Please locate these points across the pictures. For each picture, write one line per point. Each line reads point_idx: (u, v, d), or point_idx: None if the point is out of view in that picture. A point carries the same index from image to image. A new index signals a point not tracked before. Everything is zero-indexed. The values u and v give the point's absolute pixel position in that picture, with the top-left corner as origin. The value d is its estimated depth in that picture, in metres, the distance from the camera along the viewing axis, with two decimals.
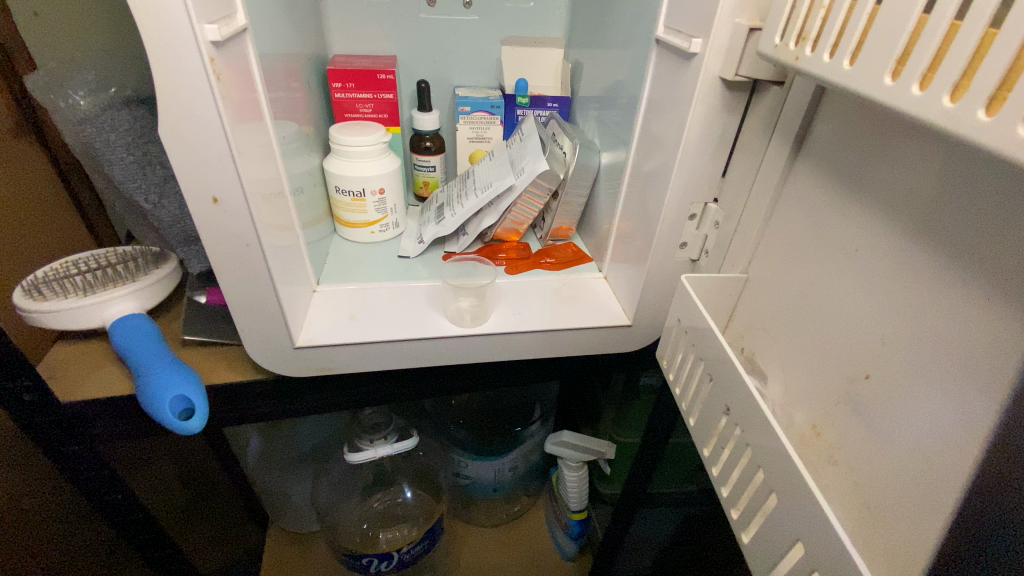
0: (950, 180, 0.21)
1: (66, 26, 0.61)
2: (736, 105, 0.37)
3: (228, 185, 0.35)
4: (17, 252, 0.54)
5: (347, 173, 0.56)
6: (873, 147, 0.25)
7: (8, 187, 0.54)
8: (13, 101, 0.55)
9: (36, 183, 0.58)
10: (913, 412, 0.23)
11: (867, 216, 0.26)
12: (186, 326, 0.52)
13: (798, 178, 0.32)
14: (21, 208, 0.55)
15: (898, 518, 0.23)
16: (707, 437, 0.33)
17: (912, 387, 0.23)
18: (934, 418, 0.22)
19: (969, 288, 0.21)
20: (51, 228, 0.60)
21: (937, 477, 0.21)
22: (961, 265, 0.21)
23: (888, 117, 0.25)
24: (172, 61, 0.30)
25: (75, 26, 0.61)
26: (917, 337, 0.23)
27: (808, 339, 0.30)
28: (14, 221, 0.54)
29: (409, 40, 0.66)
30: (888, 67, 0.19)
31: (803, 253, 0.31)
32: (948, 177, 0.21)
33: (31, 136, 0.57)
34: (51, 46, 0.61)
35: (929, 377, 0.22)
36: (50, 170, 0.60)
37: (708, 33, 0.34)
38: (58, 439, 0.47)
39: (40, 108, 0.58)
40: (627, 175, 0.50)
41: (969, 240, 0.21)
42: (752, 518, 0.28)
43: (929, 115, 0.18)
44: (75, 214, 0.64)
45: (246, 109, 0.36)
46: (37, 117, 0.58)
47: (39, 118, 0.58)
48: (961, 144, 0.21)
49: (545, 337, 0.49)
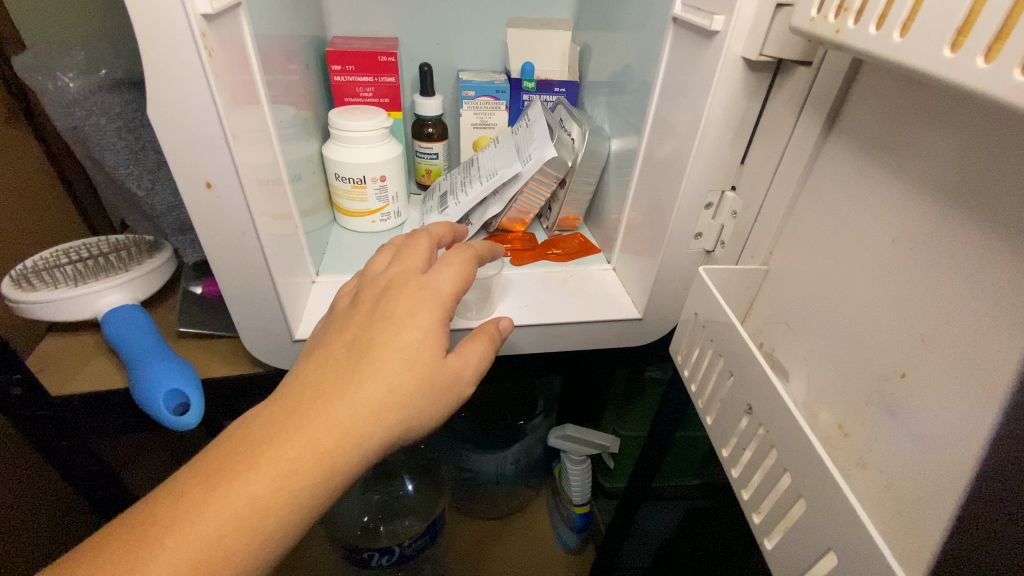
0: (1011, 162, 0.19)
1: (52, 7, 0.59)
2: (759, 87, 0.35)
3: (223, 170, 0.33)
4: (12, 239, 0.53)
5: (347, 159, 0.54)
6: (921, 130, 0.23)
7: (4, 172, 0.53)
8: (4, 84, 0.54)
9: (29, 169, 0.56)
10: (958, 417, 0.21)
11: (905, 202, 0.25)
12: (181, 317, 0.50)
13: (828, 164, 0.30)
14: (16, 195, 0.55)
15: (934, 530, 0.22)
16: (727, 436, 0.32)
17: (954, 390, 0.22)
18: (982, 426, 0.20)
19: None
20: (40, 214, 0.58)
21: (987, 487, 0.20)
22: (1013, 258, 0.19)
23: (932, 95, 0.23)
24: (161, 35, 0.28)
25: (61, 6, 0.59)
26: (960, 338, 0.22)
27: (836, 334, 0.29)
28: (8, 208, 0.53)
29: (412, 21, 0.64)
30: (948, 38, 0.18)
31: (833, 244, 0.29)
32: (1003, 162, 0.20)
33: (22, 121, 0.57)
34: (40, 28, 0.59)
35: (976, 380, 0.21)
36: (43, 157, 0.59)
37: (731, 10, 0.32)
38: (49, 434, 0.45)
39: (31, 93, 0.57)
40: (638, 163, 0.48)
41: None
42: (779, 522, 0.27)
43: (999, 90, 0.16)
44: (66, 202, 0.62)
45: (241, 89, 0.34)
46: (28, 101, 0.57)
47: (30, 103, 0.57)
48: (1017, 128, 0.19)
49: (552, 331, 0.48)
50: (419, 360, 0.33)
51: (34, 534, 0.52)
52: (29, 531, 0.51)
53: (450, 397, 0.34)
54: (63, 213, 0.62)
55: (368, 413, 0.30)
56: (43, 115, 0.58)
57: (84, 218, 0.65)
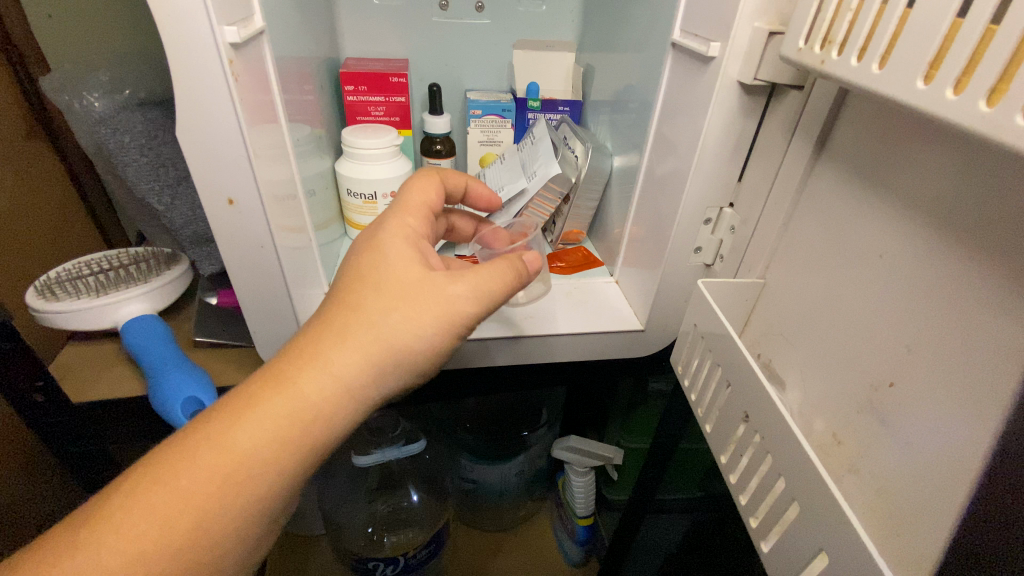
0: (982, 185, 0.21)
1: (78, 30, 0.62)
2: (754, 109, 0.36)
3: (244, 187, 0.35)
4: (27, 247, 0.56)
5: (358, 176, 0.56)
6: (904, 153, 0.25)
7: (21, 185, 0.56)
8: (26, 102, 0.57)
9: (45, 182, 0.59)
10: (942, 423, 0.23)
11: (890, 220, 0.26)
12: (197, 327, 0.52)
13: (818, 183, 0.32)
14: (33, 206, 0.57)
15: (920, 531, 0.23)
16: (725, 443, 0.33)
17: (938, 397, 0.23)
18: (961, 431, 0.22)
19: (996, 298, 0.21)
20: (57, 227, 0.61)
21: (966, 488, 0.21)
22: (986, 274, 0.21)
23: (912, 120, 0.24)
24: (191, 61, 0.30)
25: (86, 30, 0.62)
26: (941, 349, 0.23)
27: (829, 345, 0.30)
28: (26, 218, 0.56)
29: (422, 43, 0.67)
30: (920, 72, 0.19)
31: (825, 260, 0.31)
32: (974, 185, 0.21)
33: (42, 136, 0.60)
34: (63, 47, 0.62)
35: (957, 389, 0.22)
36: (60, 170, 0.62)
37: (727, 37, 0.34)
38: (69, 440, 0.46)
39: (52, 110, 0.60)
40: (640, 179, 0.50)
41: (994, 250, 0.21)
42: (774, 526, 0.28)
43: (966, 120, 0.17)
44: (81, 214, 0.65)
45: (262, 109, 0.36)
46: (48, 118, 0.60)
47: (50, 119, 0.60)
48: (989, 154, 0.21)
49: (557, 342, 0.49)
50: (385, 280, 0.34)
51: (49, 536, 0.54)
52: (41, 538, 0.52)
53: (441, 318, 0.34)
54: (79, 226, 0.65)
55: (342, 334, 0.33)
56: (62, 131, 0.61)
57: (99, 230, 0.68)
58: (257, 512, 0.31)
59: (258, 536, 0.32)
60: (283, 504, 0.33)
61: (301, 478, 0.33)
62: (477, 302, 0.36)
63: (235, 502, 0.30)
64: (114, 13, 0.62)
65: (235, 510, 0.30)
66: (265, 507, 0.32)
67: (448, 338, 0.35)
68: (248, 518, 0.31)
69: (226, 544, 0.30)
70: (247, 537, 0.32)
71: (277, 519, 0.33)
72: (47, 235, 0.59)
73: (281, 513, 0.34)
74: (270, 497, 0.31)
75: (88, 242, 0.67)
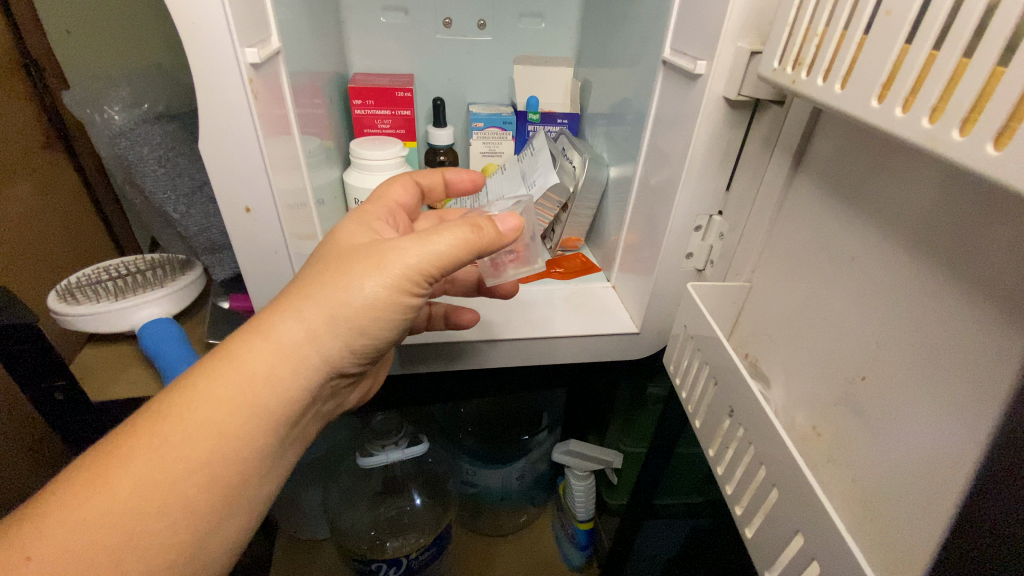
0: (938, 194, 0.24)
1: (97, 46, 0.64)
2: (739, 122, 0.39)
3: (261, 196, 0.37)
4: (44, 254, 0.58)
5: (366, 185, 0.59)
6: (872, 167, 0.28)
7: (39, 194, 0.58)
8: (46, 115, 0.60)
9: (61, 190, 0.62)
10: (906, 410, 0.25)
11: (861, 227, 0.29)
12: (211, 330, 0.54)
13: (799, 193, 0.34)
14: (51, 214, 0.60)
15: (892, 510, 0.25)
16: (712, 437, 0.35)
17: (903, 386, 0.25)
18: (923, 415, 0.24)
19: (951, 295, 0.23)
20: (75, 234, 0.64)
21: (928, 466, 0.23)
22: (942, 274, 0.24)
23: (877, 137, 0.27)
24: (214, 80, 0.32)
25: (104, 46, 0.65)
26: (905, 344, 0.25)
27: (810, 344, 0.32)
28: (44, 226, 0.58)
29: (426, 59, 0.69)
30: (874, 91, 0.21)
31: (805, 265, 0.33)
32: (931, 195, 0.24)
33: (59, 146, 0.62)
34: (81, 62, 0.64)
35: (919, 378, 0.24)
36: (76, 179, 0.65)
37: (713, 56, 0.36)
38: (88, 439, 0.48)
39: (69, 121, 0.63)
40: (635, 189, 0.52)
41: (949, 252, 0.23)
42: (757, 513, 0.30)
43: (913, 135, 0.20)
44: (95, 221, 0.68)
45: (277, 123, 0.39)
46: (66, 129, 0.63)
47: (67, 130, 0.63)
48: (943, 167, 0.23)
49: (556, 345, 0.51)
50: (337, 254, 0.38)
51: None
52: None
53: (384, 267, 0.36)
54: (94, 231, 0.68)
55: (295, 298, 0.36)
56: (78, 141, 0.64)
57: (113, 235, 0.71)
58: (209, 480, 0.31)
59: (215, 514, 0.32)
60: (240, 477, 0.33)
61: (256, 449, 0.33)
62: (420, 250, 0.37)
63: (183, 466, 0.30)
64: (131, 30, 0.65)
65: (184, 476, 0.30)
66: (217, 474, 0.32)
67: (393, 289, 0.36)
68: (199, 486, 0.31)
69: (176, 517, 0.30)
70: (200, 512, 0.31)
71: (237, 497, 0.33)
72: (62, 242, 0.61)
73: (241, 493, 0.33)
74: (221, 461, 0.32)
75: (102, 248, 0.69)
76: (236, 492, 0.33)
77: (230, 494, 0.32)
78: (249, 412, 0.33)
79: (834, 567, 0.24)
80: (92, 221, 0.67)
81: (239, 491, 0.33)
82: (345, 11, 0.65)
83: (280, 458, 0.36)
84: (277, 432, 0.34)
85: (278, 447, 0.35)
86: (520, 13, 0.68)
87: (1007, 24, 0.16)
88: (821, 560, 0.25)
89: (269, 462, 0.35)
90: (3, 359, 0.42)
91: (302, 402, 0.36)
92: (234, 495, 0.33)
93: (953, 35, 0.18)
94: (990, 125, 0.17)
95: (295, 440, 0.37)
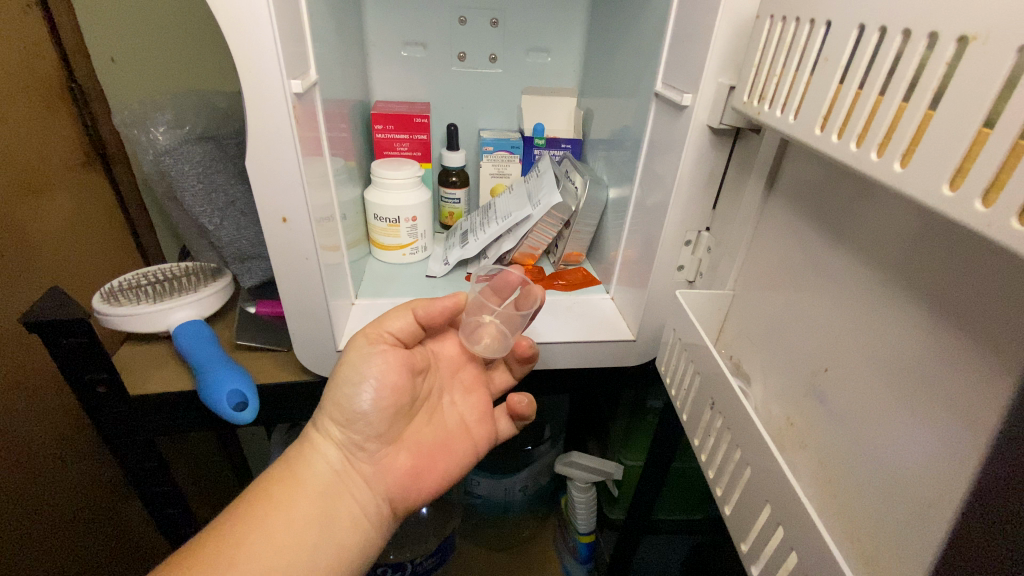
0: (879, 210, 0.29)
1: (134, 73, 0.70)
2: (723, 147, 0.43)
3: (298, 207, 0.42)
4: (80, 260, 0.63)
5: (385, 202, 0.64)
6: (828, 192, 0.33)
7: (77, 204, 0.63)
8: (86, 135, 0.66)
9: (96, 202, 0.67)
10: (857, 395, 0.30)
11: (823, 242, 0.33)
12: (239, 332, 0.59)
13: (772, 210, 0.39)
14: (87, 222, 0.65)
15: (851, 482, 0.30)
16: (696, 428, 0.39)
17: (856, 375, 0.30)
18: (870, 397, 0.29)
19: (894, 295, 0.28)
20: (107, 246, 0.69)
21: (876, 440, 0.28)
22: (885, 278, 0.28)
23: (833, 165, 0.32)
24: (263, 105, 0.37)
25: (142, 74, 0.70)
26: (857, 338, 0.30)
27: (783, 345, 0.37)
28: (84, 232, 0.64)
29: (441, 88, 0.75)
30: (816, 121, 0.26)
31: (777, 278, 0.38)
32: (875, 213, 0.29)
33: (96, 163, 0.68)
34: (120, 88, 0.70)
35: (870, 365, 0.29)
36: (110, 194, 0.70)
37: (696, 90, 0.41)
38: (125, 430, 0.52)
39: (108, 141, 0.69)
40: (631, 208, 0.57)
41: (886, 260, 0.28)
42: (735, 491, 0.33)
43: (840, 156, 0.24)
44: (126, 231, 0.73)
45: (312, 143, 0.44)
46: (104, 148, 0.68)
47: (105, 150, 0.69)
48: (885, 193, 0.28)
49: (558, 350, 0.55)
50: None
51: (39, 516, 0.57)
52: (30, 526, 0.56)
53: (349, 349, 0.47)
54: (123, 241, 0.73)
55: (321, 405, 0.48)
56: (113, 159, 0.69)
57: (140, 247, 0.77)
58: (268, 538, 0.40)
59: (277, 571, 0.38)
60: (290, 534, 0.40)
61: (301, 512, 0.42)
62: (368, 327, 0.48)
63: (248, 525, 0.40)
64: (164, 56, 0.70)
65: (251, 534, 0.39)
66: (272, 530, 0.40)
67: (357, 360, 0.46)
68: (261, 543, 0.39)
69: (245, 567, 0.38)
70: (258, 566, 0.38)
71: (287, 560, 0.39)
72: (99, 248, 0.67)
73: (296, 553, 0.40)
74: (276, 524, 0.40)
75: (130, 258, 0.75)
76: (289, 552, 0.40)
77: (284, 552, 0.39)
78: (289, 481, 0.44)
79: (793, 526, 0.27)
80: (122, 233, 0.72)
81: (291, 551, 0.40)
82: (369, 45, 0.71)
83: (329, 526, 0.43)
84: (310, 496, 0.43)
85: (319, 512, 0.43)
86: (529, 48, 0.74)
87: (907, 70, 0.21)
88: (786, 524, 0.28)
89: (313, 528, 0.42)
90: (54, 350, 0.45)
91: (318, 466, 0.45)
92: (287, 554, 0.39)
93: (873, 78, 0.23)
94: (895, 148, 0.21)
95: (337, 510, 0.44)
